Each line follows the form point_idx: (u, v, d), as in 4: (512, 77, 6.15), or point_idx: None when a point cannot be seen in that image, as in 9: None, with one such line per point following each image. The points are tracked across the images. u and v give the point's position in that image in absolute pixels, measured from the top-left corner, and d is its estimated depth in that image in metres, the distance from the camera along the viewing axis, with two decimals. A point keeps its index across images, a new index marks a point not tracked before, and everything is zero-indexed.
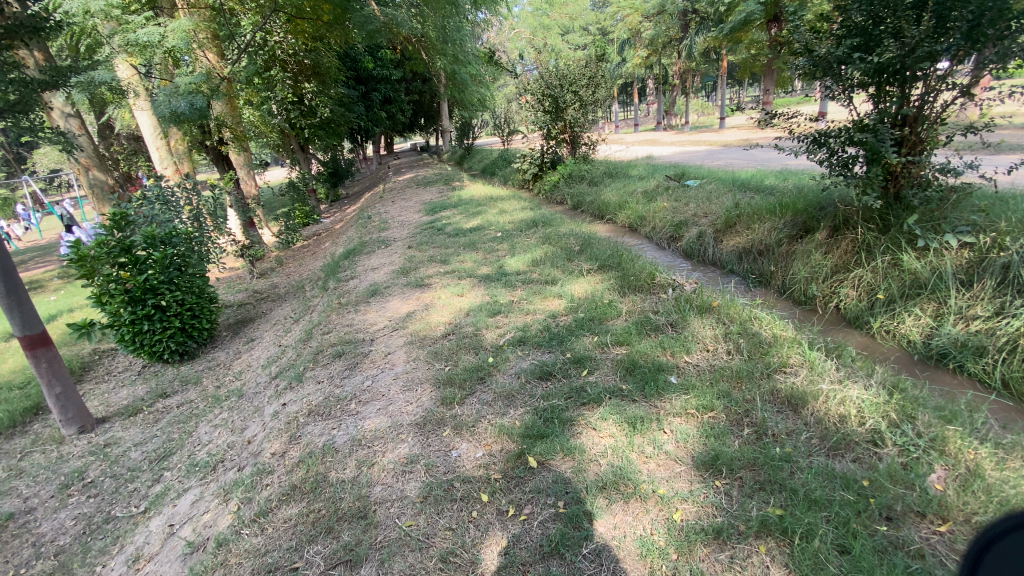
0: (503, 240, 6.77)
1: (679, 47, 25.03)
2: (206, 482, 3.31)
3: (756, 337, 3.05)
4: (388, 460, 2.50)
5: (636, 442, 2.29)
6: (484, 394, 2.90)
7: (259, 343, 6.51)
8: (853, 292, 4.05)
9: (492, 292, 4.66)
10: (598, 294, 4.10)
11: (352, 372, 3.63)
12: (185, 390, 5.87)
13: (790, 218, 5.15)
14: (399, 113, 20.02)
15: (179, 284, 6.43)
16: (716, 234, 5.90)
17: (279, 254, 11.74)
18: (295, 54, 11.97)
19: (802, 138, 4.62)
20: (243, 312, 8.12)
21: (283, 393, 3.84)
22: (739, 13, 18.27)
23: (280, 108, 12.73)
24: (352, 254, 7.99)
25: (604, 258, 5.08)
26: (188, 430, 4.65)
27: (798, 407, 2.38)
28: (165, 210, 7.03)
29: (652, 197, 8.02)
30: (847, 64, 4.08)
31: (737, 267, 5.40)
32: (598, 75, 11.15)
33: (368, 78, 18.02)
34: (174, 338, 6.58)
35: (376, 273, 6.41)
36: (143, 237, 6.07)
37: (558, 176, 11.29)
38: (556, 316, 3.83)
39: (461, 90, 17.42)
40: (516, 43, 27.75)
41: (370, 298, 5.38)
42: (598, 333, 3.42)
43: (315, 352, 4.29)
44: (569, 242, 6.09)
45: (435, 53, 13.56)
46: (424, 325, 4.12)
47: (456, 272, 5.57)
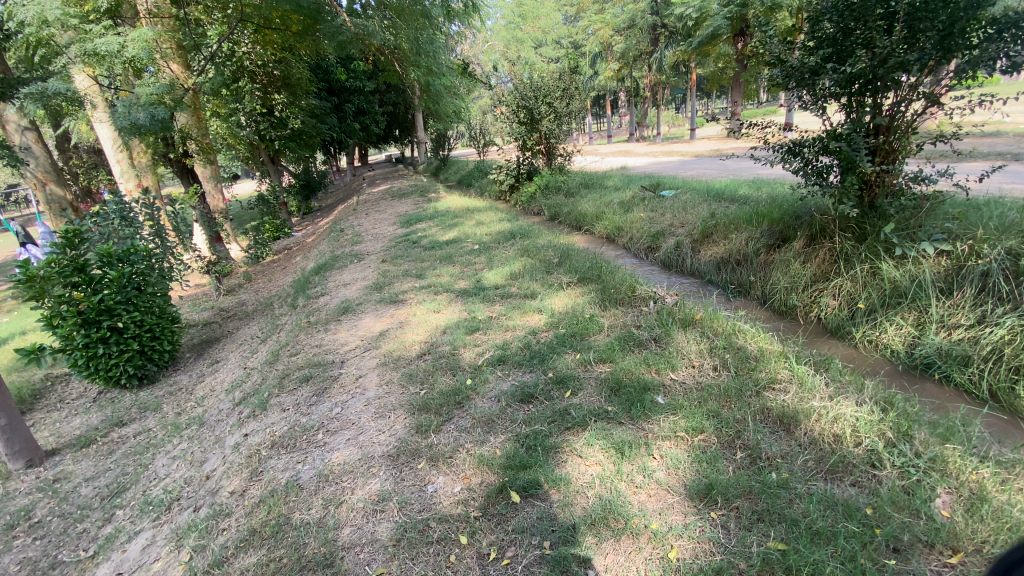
0: (480, 253, 6.61)
1: (649, 61, 25.55)
2: (159, 523, 3.02)
3: (742, 351, 2.96)
4: (358, 498, 2.30)
5: (625, 470, 2.14)
6: (462, 421, 2.73)
7: (225, 364, 6.18)
8: (834, 301, 4.04)
9: (469, 307, 4.50)
10: (579, 308, 3.98)
11: (320, 398, 3.40)
12: (144, 417, 5.50)
13: (766, 227, 5.14)
14: (373, 125, 19.82)
15: (137, 304, 6.07)
16: (693, 244, 5.88)
17: (248, 269, 11.32)
18: (263, 65, 11.71)
19: (777, 147, 4.61)
20: (208, 331, 7.73)
21: (246, 421, 3.58)
22: (706, 27, 18.80)
23: (249, 119, 12.36)
24: (324, 269, 7.72)
25: (584, 270, 4.97)
26: (145, 463, 4.31)
27: (790, 426, 2.29)
28: (124, 226, 6.66)
29: (628, 207, 8.00)
30: (820, 74, 4.11)
31: (716, 277, 5.37)
32: (572, 87, 11.21)
33: (340, 90, 17.80)
34: (132, 362, 6.19)
35: (349, 289, 6.17)
36: (98, 255, 5.71)
37: (535, 187, 11.24)
38: (536, 332, 3.68)
39: (435, 102, 17.36)
40: (490, 56, 27.90)
41: (342, 315, 5.15)
42: (580, 350, 3.28)
43: (282, 375, 4.04)
44: (547, 254, 5.97)
45: (409, 65, 13.48)
46: (399, 344, 3.93)
47: (432, 287, 5.39)
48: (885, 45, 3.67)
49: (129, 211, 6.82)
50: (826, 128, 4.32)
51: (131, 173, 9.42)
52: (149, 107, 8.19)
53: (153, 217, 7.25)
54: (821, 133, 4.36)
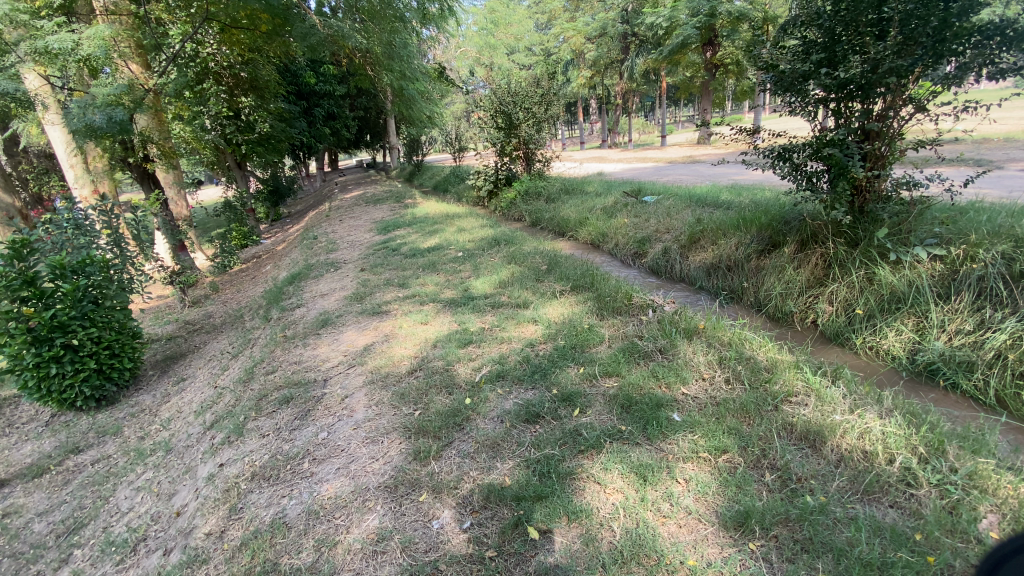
0: (464, 261, 6.41)
1: (620, 68, 25.85)
2: (124, 568, 2.70)
3: (753, 362, 2.86)
4: (355, 538, 2.08)
5: (650, 498, 1.99)
6: (464, 444, 2.52)
7: (193, 382, 5.79)
8: (831, 308, 4.00)
9: (459, 318, 4.30)
10: (576, 318, 3.82)
11: (303, 422, 3.14)
12: (103, 443, 5.07)
13: (755, 232, 5.12)
14: (344, 129, 19.37)
15: (94, 320, 5.63)
16: (681, 250, 5.82)
17: (215, 279, 10.79)
18: (229, 66, 11.24)
19: (766, 153, 4.59)
20: (172, 346, 7.27)
21: (220, 449, 3.27)
22: (676, 36, 19.18)
23: (215, 123, 11.89)
24: (298, 278, 7.36)
25: (575, 278, 4.84)
26: (105, 495, 3.93)
27: (817, 444, 2.18)
28: (79, 235, 6.19)
29: (611, 212, 7.94)
30: (811, 79, 4.10)
31: (707, 284, 5.31)
32: (550, 92, 11.17)
33: (310, 93, 17.29)
34: (89, 382, 5.72)
35: (327, 299, 5.87)
36: (49, 267, 5.25)
37: (515, 193, 11.11)
38: (534, 344, 3.51)
39: (409, 107, 17.12)
40: (463, 62, 27.76)
41: (321, 329, 4.86)
42: (583, 363, 3.13)
43: (259, 395, 3.75)
44: (534, 261, 5.82)
45: (382, 68, 13.24)
46: (387, 360, 3.69)
47: (417, 297, 5.15)
48: (879, 50, 3.70)
49: (85, 219, 6.33)
50: (816, 133, 4.31)
51: (84, 178, 9.10)
52: (106, 108, 7.70)
53: (110, 225, 6.76)
54: (811, 138, 4.36)
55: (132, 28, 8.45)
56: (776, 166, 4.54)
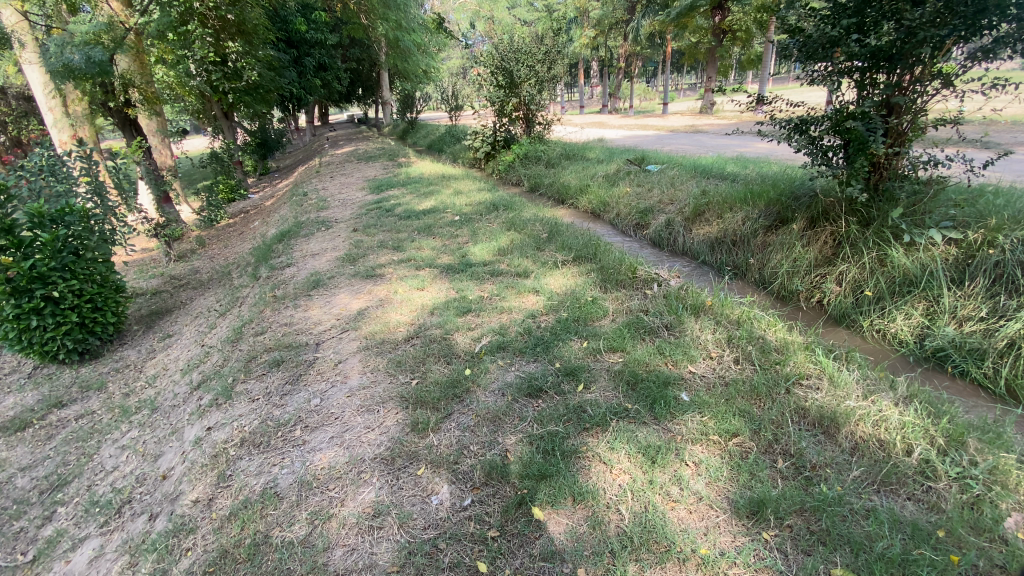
0: (461, 225, 6.21)
1: (625, 30, 24.92)
2: (107, 531, 2.61)
3: (764, 343, 2.77)
4: (350, 512, 1.99)
5: (659, 481, 1.91)
6: (464, 417, 2.42)
7: (179, 339, 5.63)
8: (839, 288, 3.91)
9: (456, 285, 4.16)
10: (579, 289, 3.70)
11: (295, 387, 3.03)
12: (87, 398, 4.94)
13: (762, 207, 5.00)
14: (336, 81, 18.56)
15: (75, 271, 5.40)
16: (685, 222, 5.68)
17: (201, 233, 10.46)
18: (216, 8, 10.57)
19: (782, 123, 4.39)
20: (158, 301, 7.06)
21: (208, 412, 3.16)
22: None
23: (200, 69, 11.05)
24: (288, 235, 7.12)
25: (577, 248, 4.68)
26: (89, 452, 3.82)
27: (832, 431, 2.13)
28: (55, 183, 5.86)
29: (614, 180, 7.73)
30: (840, 45, 3.82)
31: (710, 258, 5.20)
32: (554, 50, 10.70)
33: (300, 41, 16.44)
34: (71, 335, 5.52)
35: (318, 260, 5.67)
36: (27, 215, 5.00)
37: (513, 156, 10.79)
38: (535, 316, 3.39)
39: (405, 60, 16.45)
40: (461, 14, 26.54)
41: (313, 290, 4.69)
42: (587, 338, 3.02)
43: (248, 357, 3.62)
44: (534, 229, 5.65)
45: (377, 18, 12.72)
46: (382, 326, 3.57)
47: (413, 261, 4.99)
48: (916, 17, 3.44)
49: (61, 166, 5.98)
50: (836, 106, 4.11)
51: (64, 122, 8.37)
52: (84, 48, 7.19)
53: (90, 173, 6.39)
54: (830, 110, 4.16)
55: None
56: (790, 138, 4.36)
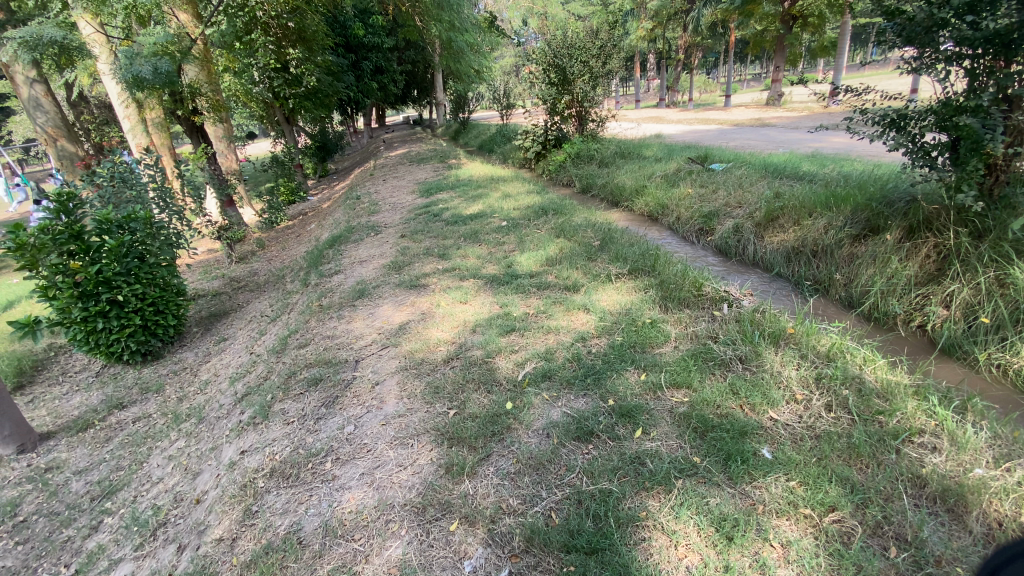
0: (508, 231, 5.97)
1: (686, 20, 23.80)
2: (141, 555, 2.57)
3: (861, 385, 2.34)
4: (374, 573, 1.78)
5: (737, 568, 1.59)
6: (504, 462, 2.16)
7: (232, 344, 5.75)
8: (946, 312, 3.33)
9: (501, 299, 3.91)
10: (635, 308, 3.35)
11: (330, 410, 2.88)
12: (145, 400, 5.10)
13: (848, 213, 4.42)
14: (391, 84, 18.82)
15: (138, 276, 5.59)
16: (756, 229, 5.16)
17: (261, 235, 10.84)
18: (277, 16, 10.69)
19: (874, 118, 3.80)
20: (217, 303, 7.29)
21: (245, 431, 3.09)
22: None
23: (263, 76, 11.55)
24: (338, 241, 7.13)
25: (633, 259, 4.31)
26: (140, 460, 3.89)
27: (961, 514, 1.73)
28: (125, 190, 6.12)
29: (673, 181, 7.23)
30: (950, 28, 3.21)
31: (785, 270, 4.68)
32: (610, 44, 10.25)
33: (358, 46, 16.80)
34: (134, 337, 5.75)
35: (365, 267, 5.60)
36: (95, 221, 5.22)
37: (565, 156, 10.44)
38: (585, 338, 3.07)
39: (457, 61, 16.50)
40: (515, 12, 26.39)
41: (357, 300, 4.59)
42: (645, 368, 2.68)
43: (288, 372, 3.53)
44: (586, 236, 5.31)
45: (431, 19, 12.81)
46: (422, 344, 3.38)
47: (457, 270, 4.79)
48: None
49: (130, 173, 6.24)
50: (943, 98, 3.48)
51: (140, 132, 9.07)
52: (152, 59, 7.56)
53: (157, 179, 6.64)
54: (934, 101, 3.55)
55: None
56: (881, 136, 3.79)
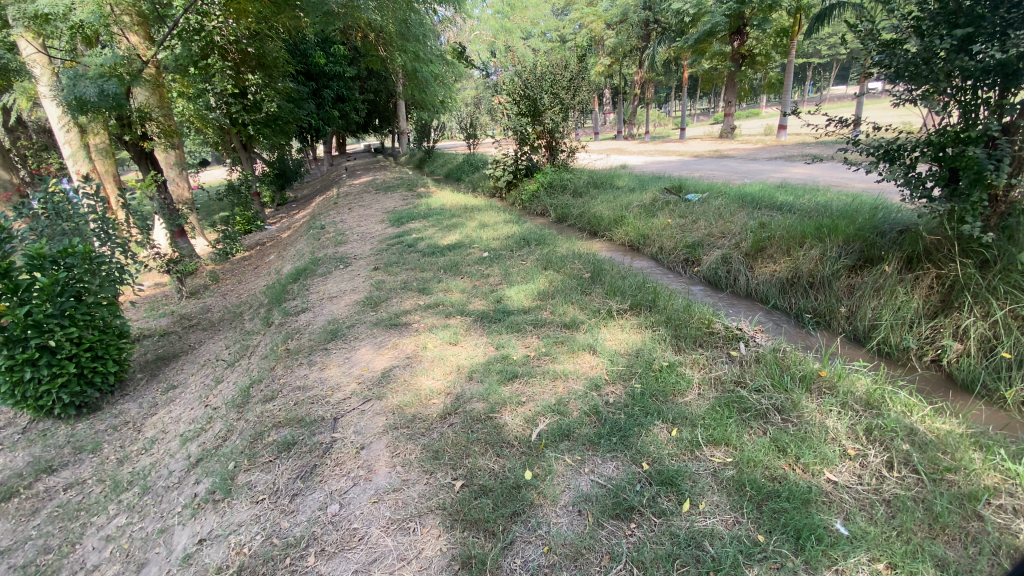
0: (490, 263, 5.68)
1: (641, 57, 24.87)
2: None
3: (915, 438, 2.16)
4: None
5: None
6: (534, 551, 1.81)
7: (184, 392, 5.10)
8: (962, 346, 3.24)
9: (495, 340, 3.58)
10: (647, 348, 3.09)
11: (309, 482, 2.43)
12: (79, 462, 4.39)
13: (840, 244, 4.39)
14: (353, 112, 18.47)
15: (74, 318, 4.92)
16: (746, 259, 5.08)
17: (215, 267, 10.09)
18: (236, 41, 10.46)
19: (871, 148, 3.77)
20: (165, 345, 6.59)
21: (202, 511, 2.58)
22: (703, 24, 19.38)
23: (220, 101, 10.90)
24: (303, 274, 6.62)
25: (633, 293, 4.07)
26: (70, 542, 3.24)
27: None
28: (62, 222, 5.49)
29: (651, 210, 7.18)
30: (951, 59, 3.24)
31: (781, 302, 4.57)
32: (579, 77, 10.35)
33: (319, 74, 16.45)
34: (68, 387, 5.02)
35: (336, 303, 5.15)
36: (26, 256, 4.59)
37: (537, 185, 10.35)
38: (599, 386, 2.76)
39: (423, 91, 16.43)
40: (477, 46, 26.92)
41: (330, 342, 4.13)
42: (673, 422, 2.39)
43: (253, 433, 3.05)
44: (575, 268, 5.08)
45: (395, 49, 12.63)
46: (413, 396, 2.99)
47: (441, 307, 4.44)
48: None
49: (68, 203, 5.60)
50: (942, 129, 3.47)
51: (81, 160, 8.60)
52: (98, 81, 6.93)
53: (98, 209, 5.96)
54: (929, 133, 3.55)
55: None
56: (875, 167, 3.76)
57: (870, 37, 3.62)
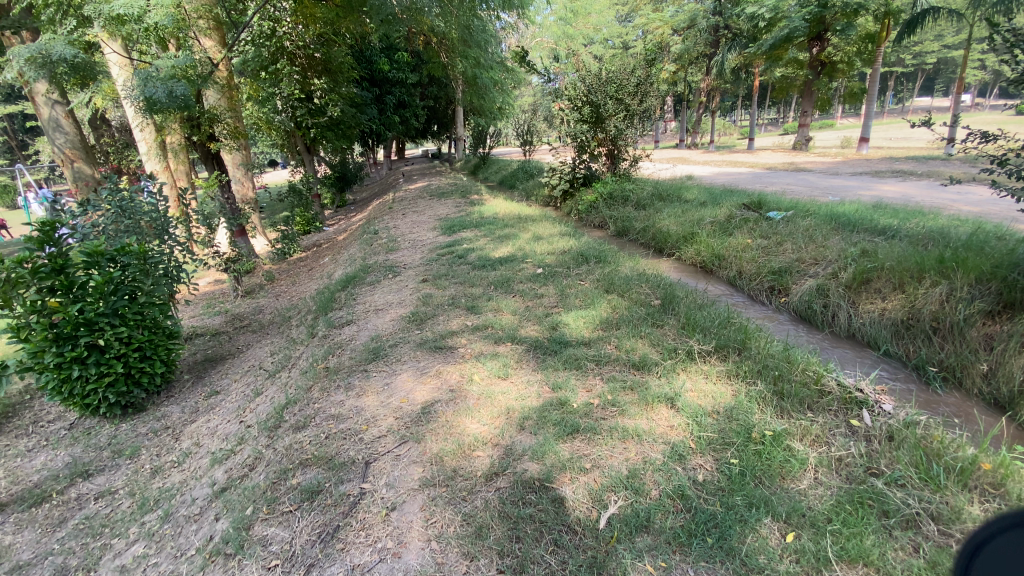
0: (545, 281, 5.22)
1: (709, 64, 23.74)
2: None
3: None
4: None
5: None
6: None
7: (224, 401, 4.94)
8: None
9: (551, 378, 3.11)
10: (743, 409, 2.52)
11: (326, 552, 2.04)
12: (114, 468, 4.28)
13: (972, 282, 3.60)
14: (413, 118, 18.56)
15: (125, 317, 4.80)
16: (846, 293, 4.35)
17: (271, 267, 10.20)
18: (305, 47, 10.51)
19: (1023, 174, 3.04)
20: (214, 346, 6.55)
21: (210, 565, 2.26)
22: (780, 29, 18.12)
23: (286, 105, 11.53)
24: (351, 282, 6.40)
25: (716, 332, 3.50)
26: (86, 566, 3.03)
27: None
28: (125, 221, 5.44)
29: (726, 228, 6.50)
30: None
31: (895, 348, 3.79)
32: (646, 82, 9.73)
33: (382, 80, 16.69)
34: (114, 387, 4.90)
35: (381, 318, 4.84)
36: (83, 253, 4.50)
37: (596, 196, 9.81)
38: (683, 458, 2.23)
39: (481, 97, 16.27)
40: (537, 53, 26.67)
41: (371, 362, 3.80)
42: (788, 522, 1.84)
43: (278, 470, 2.72)
44: (642, 293, 4.53)
45: (457, 55, 12.54)
46: (456, 444, 2.56)
47: (491, 330, 4.02)
48: None
49: (130, 200, 5.51)
50: None
51: (157, 162, 9.30)
52: (168, 82, 7.01)
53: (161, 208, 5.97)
54: None
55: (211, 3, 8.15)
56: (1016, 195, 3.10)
57: None
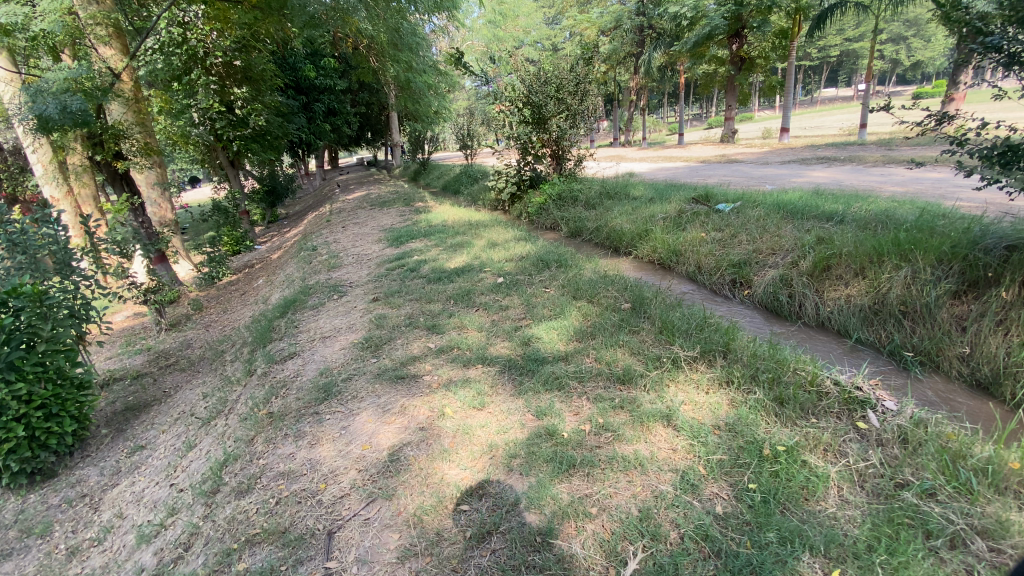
0: (508, 291, 4.91)
1: (637, 63, 24.41)
2: None
3: None
4: None
5: None
6: None
7: (152, 457, 4.26)
8: None
9: (533, 404, 2.80)
10: (748, 422, 2.33)
11: None
12: (21, 552, 3.55)
13: (933, 263, 3.64)
14: (345, 126, 17.73)
15: (24, 370, 3.97)
16: (810, 281, 4.35)
17: (199, 294, 9.25)
18: (224, 54, 9.72)
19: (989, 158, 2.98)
20: (137, 391, 5.74)
21: None
22: (701, 27, 18.86)
23: (203, 117, 9.86)
24: (291, 307, 5.80)
25: (697, 335, 3.32)
26: None
27: None
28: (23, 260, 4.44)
29: (678, 222, 6.46)
30: None
31: (867, 335, 3.80)
32: (585, 80, 9.64)
33: (309, 87, 15.77)
34: (16, 454, 4.04)
35: (330, 346, 4.35)
36: None
37: (544, 197, 9.62)
38: (698, 488, 2.00)
39: (415, 101, 15.77)
40: (469, 57, 26.43)
41: (323, 401, 3.33)
42: (833, 557, 1.65)
43: (219, 552, 2.24)
44: (610, 297, 4.33)
45: (388, 60, 11.83)
46: (437, 497, 2.19)
47: (457, 352, 3.66)
48: None
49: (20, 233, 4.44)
50: None
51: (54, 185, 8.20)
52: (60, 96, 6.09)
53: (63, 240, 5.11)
54: None
55: (108, 7, 6.95)
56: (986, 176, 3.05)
57: (978, 21, 2.77)
